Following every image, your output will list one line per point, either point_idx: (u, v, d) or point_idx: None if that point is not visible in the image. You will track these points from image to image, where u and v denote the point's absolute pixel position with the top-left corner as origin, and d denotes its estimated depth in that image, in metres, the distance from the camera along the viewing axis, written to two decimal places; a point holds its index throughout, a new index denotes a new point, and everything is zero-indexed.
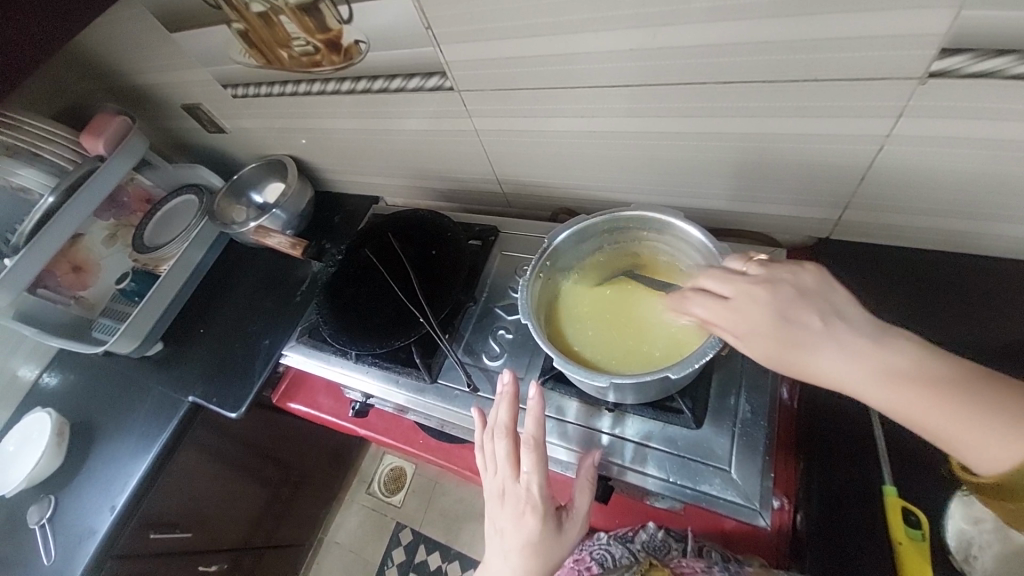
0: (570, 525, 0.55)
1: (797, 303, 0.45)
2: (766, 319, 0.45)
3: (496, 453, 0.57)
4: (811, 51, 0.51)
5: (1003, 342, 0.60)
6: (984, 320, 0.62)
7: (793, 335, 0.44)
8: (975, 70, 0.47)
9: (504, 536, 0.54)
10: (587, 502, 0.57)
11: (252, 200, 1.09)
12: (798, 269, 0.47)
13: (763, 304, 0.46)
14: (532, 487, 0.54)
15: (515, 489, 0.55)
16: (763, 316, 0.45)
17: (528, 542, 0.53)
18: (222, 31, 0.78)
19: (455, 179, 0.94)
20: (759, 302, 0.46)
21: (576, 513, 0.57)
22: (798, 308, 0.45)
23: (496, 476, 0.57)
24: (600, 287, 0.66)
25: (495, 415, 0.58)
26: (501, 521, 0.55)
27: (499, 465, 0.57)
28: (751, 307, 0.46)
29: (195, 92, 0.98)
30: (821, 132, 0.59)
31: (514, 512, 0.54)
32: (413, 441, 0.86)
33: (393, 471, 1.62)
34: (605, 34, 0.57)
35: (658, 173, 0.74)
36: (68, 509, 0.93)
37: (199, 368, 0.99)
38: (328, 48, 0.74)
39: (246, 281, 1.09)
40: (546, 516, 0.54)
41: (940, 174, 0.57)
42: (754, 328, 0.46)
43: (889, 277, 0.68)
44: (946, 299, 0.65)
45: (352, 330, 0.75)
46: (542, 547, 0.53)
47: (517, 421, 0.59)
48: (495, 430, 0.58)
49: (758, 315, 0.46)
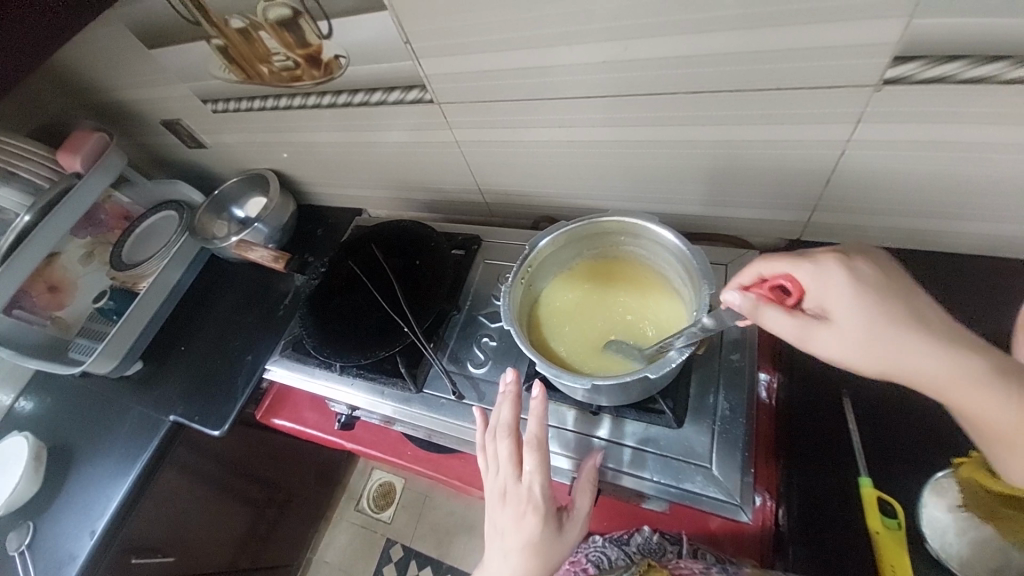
0: (571, 525, 0.56)
1: (902, 277, 0.48)
2: (871, 288, 0.46)
3: (498, 453, 0.58)
4: (773, 61, 0.53)
5: None
6: None
7: (895, 306, 0.45)
8: (926, 76, 0.50)
9: (504, 537, 0.54)
10: (588, 502, 0.57)
11: (233, 214, 1.09)
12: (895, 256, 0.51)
13: (870, 274, 0.47)
14: (534, 486, 0.54)
15: (516, 488, 0.55)
16: (872, 276, 0.47)
17: (530, 542, 0.53)
18: (202, 47, 0.78)
19: (437, 189, 0.95)
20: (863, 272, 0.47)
21: (577, 513, 0.57)
22: (906, 291, 0.46)
23: (498, 476, 0.57)
24: (579, 291, 0.68)
25: (500, 413, 0.59)
26: (502, 521, 0.55)
27: (502, 465, 0.57)
28: (857, 273, 0.47)
29: (174, 108, 0.97)
30: (786, 138, 0.61)
31: (515, 512, 0.54)
32: (401, 453, 0.85)
33: (382, 486, 1.60)
34: (578, 47, 0.59)
35: (635, 180, 0.76)
36: (45, 537, 0.90)
37: (180, 385, 0.97)
38: (308, 63, 0.75)
39: (227, 296, 1.07)
40: (548, 516, 0.54)
41: (900, 175, 0.60)
42: (857, 291, 0.46)
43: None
44: None
45: (336, 343, 0.75)
46: (543, 547, 0.53)
47: (520, 420, 0.59)
48: (497, 430, 0.58)
49: (864, 281, 0.47)
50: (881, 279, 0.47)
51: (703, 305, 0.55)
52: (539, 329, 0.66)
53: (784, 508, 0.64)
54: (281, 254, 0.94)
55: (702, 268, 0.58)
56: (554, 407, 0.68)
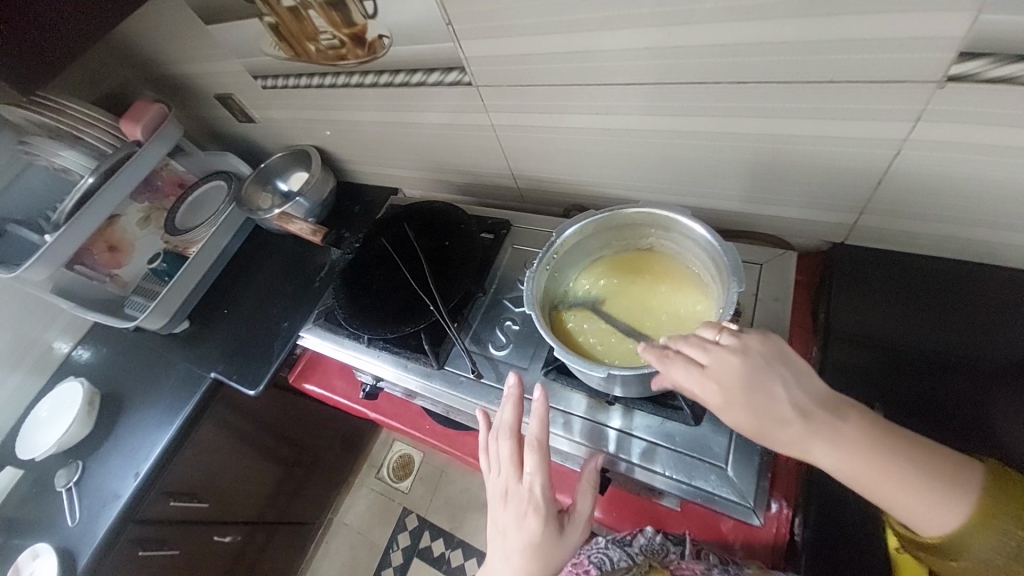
0: (571, 528, 0.57)
1: (767, 372, 0.45)
2: (745, 396, 0.45)
3: (500, 453, 0.59)
4: (825, 53, 0.51)
5: (1017, 358, 0.59)
6: (999, 337, 0.61)
7: (773, 402, 0.44)
8: (993, 75, 0.46)
9: (506, 537, 0.56)
10: (588, 505, 0.59)
11: (277, 187, 1.14)
12: (766, 341, 0.47)
13: (740, 380, 0.45)
14: (535, 488, 0.56)
15: (518, 490, 0.57)
16: (739, 384, 0.45)
17: (529, 544, 0.54)
18: (255, 24, 0.81)
19: (471, 173, 0.96)
20: (737, 374, 0.45)
21: (578, 516, 0.58)
22: (771, 381, 0.45)
23: (499, 477, 0.59)
24: (655, 279, 0.65)
25: (500, 416, 0.60)
26: (503, 521, 0.57)
27: (503, 466, 0.59)
28: (729, 378, 0.46)
29: (227, 82, 1.02)
30: (834, 135, 0.58)
31: (516, 512, 0.56)
32: (420, 426, 0.88)
33: (401, 458, 1.66)
34: (622, 33, 0.58)
35: (671, 172, 0.75)
36: (93, 475, 0.99)
37: (220, 346, 1.04)
38: (353, 42, 0.77)
39: (269, 265, 1.13)
40: (548, 517, 0.55)
41: (959, 181, 0.56)
42: (749, 403, 0.45)
43: (900, 289, 0.67)
44: (963, 313, 0.63)
45: (364, 315, 0.77)
46: (543, 548, 0.55)
47: (521, 421, 0.60)
48: (500, 431, 0.59)
49: (738, 390, 0.45)
50: (754, 377, 0.45)
51: (730, 302, 0.53)
52: (561, 313, 0.65)
53: (800, 516, 0.61)
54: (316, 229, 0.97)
55: (733, 267, 0.55)
56: (567, 392, 0.68)
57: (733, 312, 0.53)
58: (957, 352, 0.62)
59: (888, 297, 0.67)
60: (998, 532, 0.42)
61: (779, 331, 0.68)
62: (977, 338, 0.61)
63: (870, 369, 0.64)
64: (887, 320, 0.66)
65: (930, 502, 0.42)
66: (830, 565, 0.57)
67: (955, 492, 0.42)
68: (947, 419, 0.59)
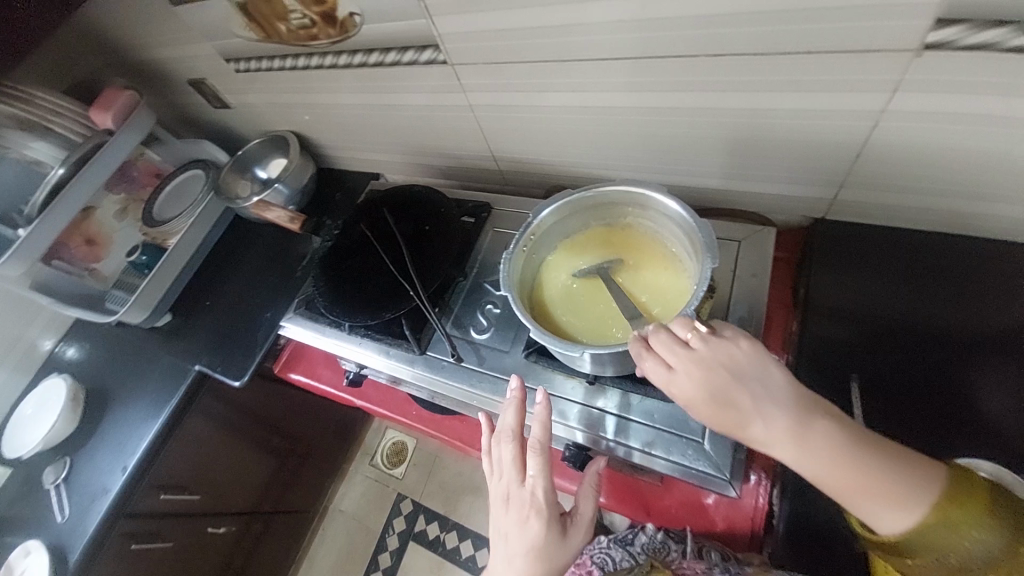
0: (574, 530, 0.57)
1: (729, 382, 0.46)
2: (706, 404, 0.46)
3: (503, 456, 0.59)
4: (800, 22, 0.50)
5: (1000, 324, 0.60)
6: (983, 303, 0.61)
7: (735, 413, 0.46)
8: (970, 42, 0.45)
9: (509, 541, 0.56)
10: (591, 507, 0.59)
11: (256, 174, 1.12)
12: (735, 346, 0.48)
13: (700, 390, 0.47)
14: (537, 491, 0.57)
15: (520, 492, 0.57)
16: (699, 394, 0.47)
17: (533, 547, 0.55)
18: (222, 4, 0.79)
19: (453, 156, 0.95)
20: (699, 383, 0.47)
21: (580, 519, 0.59)
22: (735, 392, 0.46)
23: (502, 481, 0.59)
24: (632, 250, 0.64)
25: (503, 419, 0.60)
26: (505, 525, 0.57)
27: (505, 470, 0.59)
28: (691, 386, 0.47)
29: (199, 67, 0.99)
30: (813, 107, 0.58)
31: (520, 516, 0.56)
32: (408, 412, 0.87)
33: (394, 445, 1.67)
34: (595, 5, 0.57)
35: (652, 150, 0.74)
36: (81, 471, 0.98)
37: (201, 340, 1.03)
38: (324, 21, 0.74)
39: (250, 255, 1.11)
40: (551, 520, 0.56)
41: (937, 152, 0.56)
42: (710, 414, 0.47)
43: (883, 264, 0.67)
44: (946, 283, 0.63)
45: (345, 302, 0.76)
46: (547, 551, 0.55)
47: (523, 424, 0.60)
48: (502, 434, 0.59)
49: (697, 397, 0.47)
50: (715, 386, 0.46)
51: (703, 279, 0.53)
52: (540, 293, 0.65)
53: (778, 489, 0.62)
54: (296, 216, 0.95)
55: (706, 243, 0.55)
56: (548, 372, 0.67)
57: (705, 288, 0.53)
58: (937, 324, 0.62)
59: (870, 274, 0.67)
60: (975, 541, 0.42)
61: (760, 307, 0.68)
62: (958, 308, 0.62)
63: (854, 345, 0.65)
64: (869, 296, 0.66)
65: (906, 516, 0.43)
66: (808, 548, 0.57)
67: (931, 507, 0.42)
68: (934, 389, 0.60)
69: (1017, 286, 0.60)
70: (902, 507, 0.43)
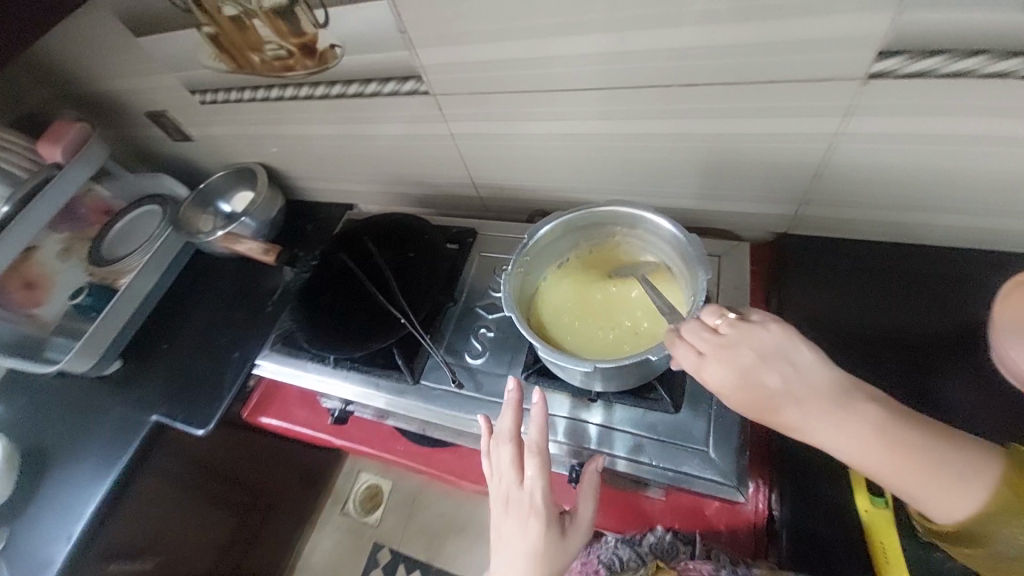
0: (572, 531, 0.56)
1: (761, 363, 0.47)
2: (739, 386, 0.47)
3: (500, 458, 0.58)
4: (764, 55, 0.55)
5: (954, 324, 0.65)
6: (937, 305, 0.67)
7: (769, 394, 0.46)
8: (911, 70, 0.51)
9: (507, 542, 0.55)
10: (591, 509, 0.57)
11: (220, 208, 1.08)
12: (764, 329, 0.48)
13: (733, 374, 0.47)
14: (535, 492, 0.56)
15: (519, 496, 0.56)
16: (733, 376, 0.47)
17: (531, 548, 0.54)
18: (192, 35, 0.77)
19: (432, 184, 0.95)
20: (731, 366, 0.47)
21: (580, 520, 0.57)
22: (769, 373, 0.46)
23: (499, 483, 0.58)
24: (623, 265, 0.66)
25: (501, 422, 0.58)
26: (504, 527, 0.56)
27: (503, 473, 0.58)
28: (724, 371, 0.47)
29: (161, 99, 0.95)
30: (778, 131, 0.63)
31: (518, 517, 0.55)
32: (392, 447, 0.82)
33: (369, 489, 1.57)
34: (576, 39, 0.61)
35: (630, 174, 0.77)
36: (10, 548, 0.84)
37: (159, 386, 0.94)
38: (302, 52, 0.74)
39: (215, 292, 1.05)
40: (550, 520, 0.55)
41: (887, 168, 0.62)
42: (744, 396, 0.47)
43: (849, 274, 0.72)
44: (903, 289, 0.69)
45: (330, 334, 0.73)
46: (546, 553, 0.54)
47: (521, 425, 0.59)
48: (499, 437, 0.58)
49: (731, 381, 0.47)
50: (749, 368, 0.47)
51: (699, 290, 0.55)
52: (538, 311, 0.65)
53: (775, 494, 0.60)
54: (269, 246, 0.88)
55: (698, 257, 0.57)
56: (548, 393, 0.67)
57: (703, 299, 0.54)
58: (902, 326, 0.67)
59: (842, 282, 0.72)
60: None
61: None
62: (926, 311, 0.67)
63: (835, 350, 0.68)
64: (839, 303, 0.71)
65: (952, 491, 0.43)
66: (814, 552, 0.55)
67: (976, 482, 0.43)
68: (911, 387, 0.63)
69: (961, 289, 0.67)
70: (945, 482, 0.43)
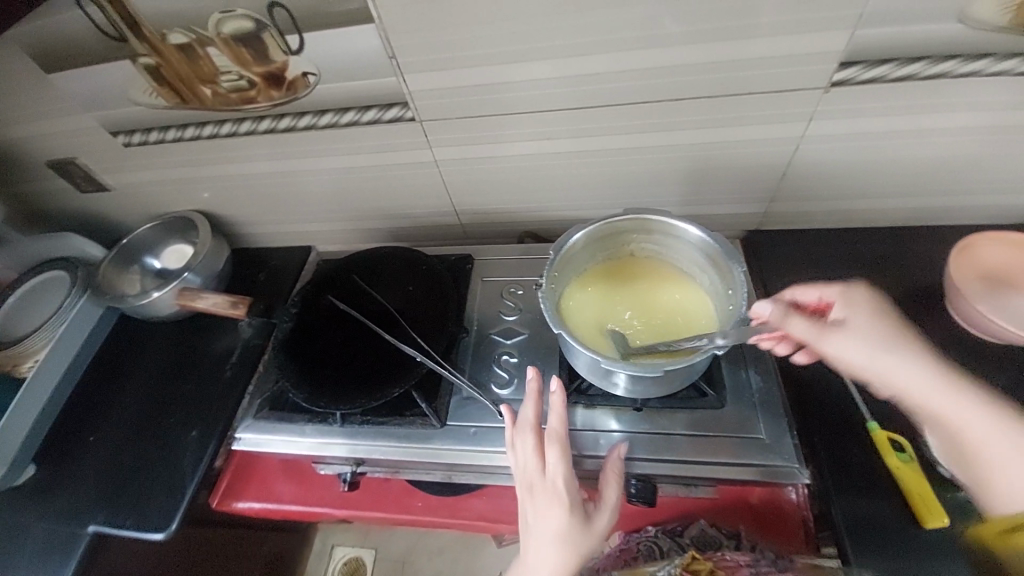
0: (598, 517, 0.53)
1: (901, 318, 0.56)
2: (882, 319, 0.55)
3: (520, 447, 0.55)
4: (743, 70, 0.61)
5: (921, 288, 0.73)
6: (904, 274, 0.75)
7: (907, 338, 0.54)
8: (865, 77, 0.60)
9: (531, 531, 0.52)
10: (615, 493, 0.55)
11: (148, 265, 0.92)
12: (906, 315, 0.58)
13: (884, 312, 0.56)
14: (557, 478, 0.52)
15: (542, 483, 0.52)
16: (882, 311, 0.56)
17: (555, 535, 0.50)
18: (124, 67, 0.67)
19: (407, 216, 0.90)
20: (878, 302, 0.57)
21: (604, 506, 0.54)
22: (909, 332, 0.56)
23: (518, 472, 0.54)
24: (640, 272, 0.68)
25: (523, 410, 0.57)
26: (526, 514, 0.53)
27: (523, 461, 0.55)
28: (875, 302, 0.57)
29: (71, 144, 0.81)
30: (753, 138, 0.69)
31: (539, 505, 0.52)
32: (410, 505, 0.74)
33: (347, 565, 1.38)
34: (574, 60, 0.62)
35: (617, 188, 0.80)
36: None
37: (93, 489, 0.76)
38: (267, 82, 0.68)
39: (152, 363, 0.87)
40: (575, 506, 0.51)
41: (843, 163, 0.71)
42: (887, 330, 0.55)
43: (825, 259, 0.78)
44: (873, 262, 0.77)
45: (338, 388, 0.65)
46: (570, 540, 0.50)
47: (542, 414, 0.57)
48: (519, 425, 0.56)
49: (880, 314, 0.56)
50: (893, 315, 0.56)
51: (739, 283, 0.59)
52: (570, 323, 0.63)
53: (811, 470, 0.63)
54: (239, 298, 0.80)
55: (728, 252, 0.60)
56: (591, 411, 0.65)
57: (746, 292, 0.58)
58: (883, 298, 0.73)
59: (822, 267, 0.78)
60: None
61: None
62: (900, 278, 0.75)
63: None
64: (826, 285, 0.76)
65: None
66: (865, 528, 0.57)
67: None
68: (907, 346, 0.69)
69: (916, 258, 0.76)
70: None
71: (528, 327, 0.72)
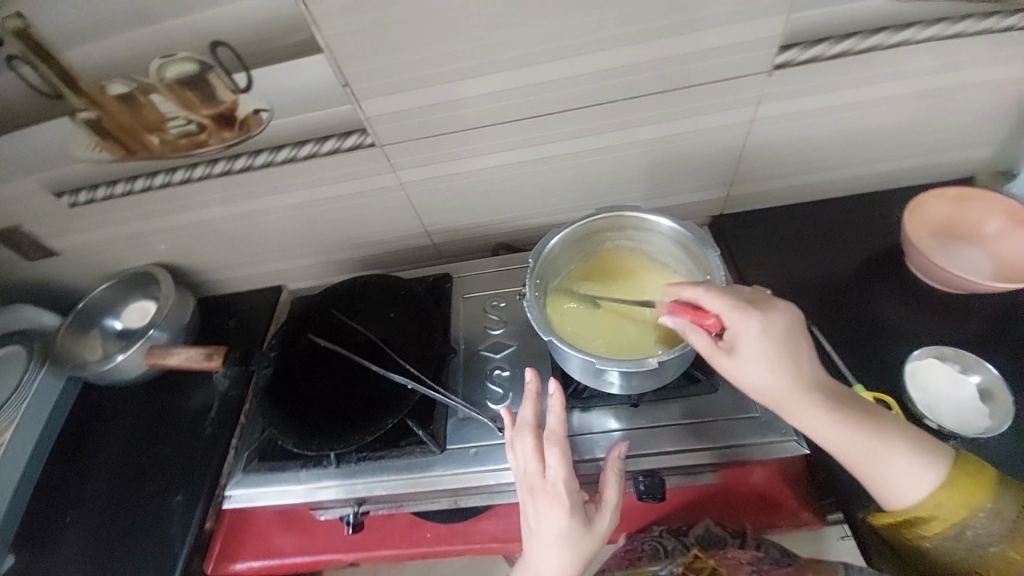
0: (600, 517, 0.52)
1: (798, 327, 0.52)
2: (775, 336, 0.51)
3: (519, 450, 0.54)
4: (689, 63, 0.63)
5: (883, 250, 0.77)
6: (865, 240, 0.78)
7: (799, 351, 0.51)
8: (805, 57, 0.64)
9: (533, 532, 0.51)
10: (616, 492, 0.54)
11: (108, 327, 0.87)
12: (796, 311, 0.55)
13: (778, 325, 0.51)
14: (558, 482, 0.51)
15: (542, 486, 0.51)
16: (780, 322, 0.51)
17: (557, 537, 0.50)
18: (65, 124, 0.64)
19: (378, 243, 0.88)
20: (778, 311, 0.52)
21: (607, 504, 0.53)
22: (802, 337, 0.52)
23: (520, 475, 0.53)
24: (619, 263, 0.69)
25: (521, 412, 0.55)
26: (529, 516, 0.52)
27: (524, 464, 0.53)
28: (770, 312, 0.52)
29: (12, 211, 0.76)
30: (707, 127, 0.72)
31: (540, 508, 0.51)
32: (419, 538, 0.72)
33: None
34: (528, 70, 0.63)
35: (584, 190, 0.80)
36: None
37: (73, 574, 0.70)
38: (217, 124, 0.65)
39: (122, 430, 0.82)
40: (576, 508, 0.50)
41: (793, 141, 0.74)
42: (777, 345, 0.51)
43: (790, 234, 0.81)
44: (835, 231, 0.80)
45: (331, 426, 0.63)
46: (572, 541, 0.50)
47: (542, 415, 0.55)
48: (518, 429, 0.54)
49: (776, 327, 0.51)
50: (786, 326, 0.52)
51: (716, 267, 0.60)
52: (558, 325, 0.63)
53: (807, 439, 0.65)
54: (213, 348, 0.77)
55: (700, 239, 0.62)
56: (591, 412, 0.65)
57: (724, 275, 0.59)
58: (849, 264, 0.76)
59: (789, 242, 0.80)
60: (982, 513, 0.48)
61: None
62: (861, 243, 0.78)
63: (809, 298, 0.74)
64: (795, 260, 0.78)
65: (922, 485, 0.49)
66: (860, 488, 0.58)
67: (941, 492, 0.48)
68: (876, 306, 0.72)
69: (873, 223, 0.80)
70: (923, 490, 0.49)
71: (516, 337, 0.72)
